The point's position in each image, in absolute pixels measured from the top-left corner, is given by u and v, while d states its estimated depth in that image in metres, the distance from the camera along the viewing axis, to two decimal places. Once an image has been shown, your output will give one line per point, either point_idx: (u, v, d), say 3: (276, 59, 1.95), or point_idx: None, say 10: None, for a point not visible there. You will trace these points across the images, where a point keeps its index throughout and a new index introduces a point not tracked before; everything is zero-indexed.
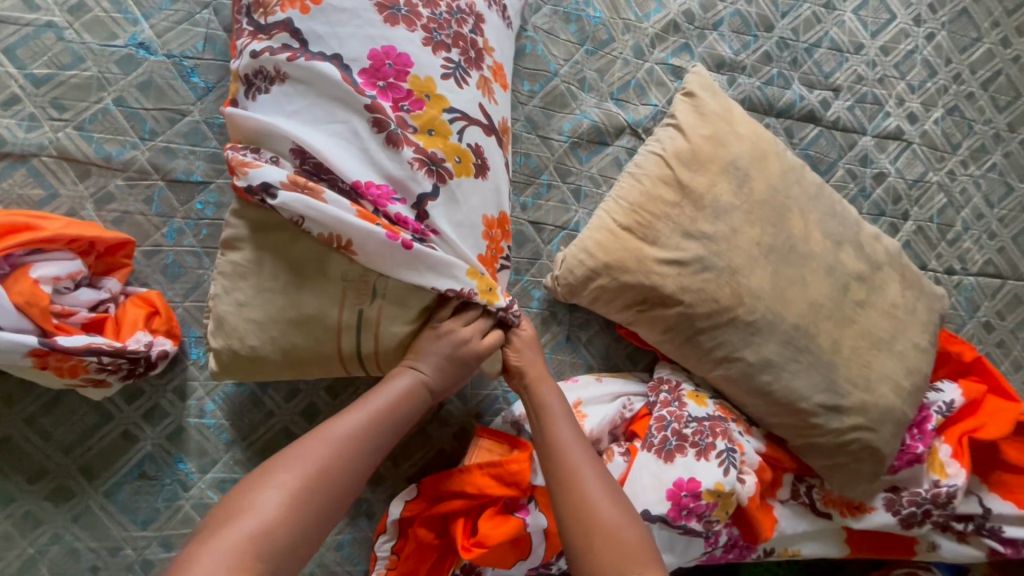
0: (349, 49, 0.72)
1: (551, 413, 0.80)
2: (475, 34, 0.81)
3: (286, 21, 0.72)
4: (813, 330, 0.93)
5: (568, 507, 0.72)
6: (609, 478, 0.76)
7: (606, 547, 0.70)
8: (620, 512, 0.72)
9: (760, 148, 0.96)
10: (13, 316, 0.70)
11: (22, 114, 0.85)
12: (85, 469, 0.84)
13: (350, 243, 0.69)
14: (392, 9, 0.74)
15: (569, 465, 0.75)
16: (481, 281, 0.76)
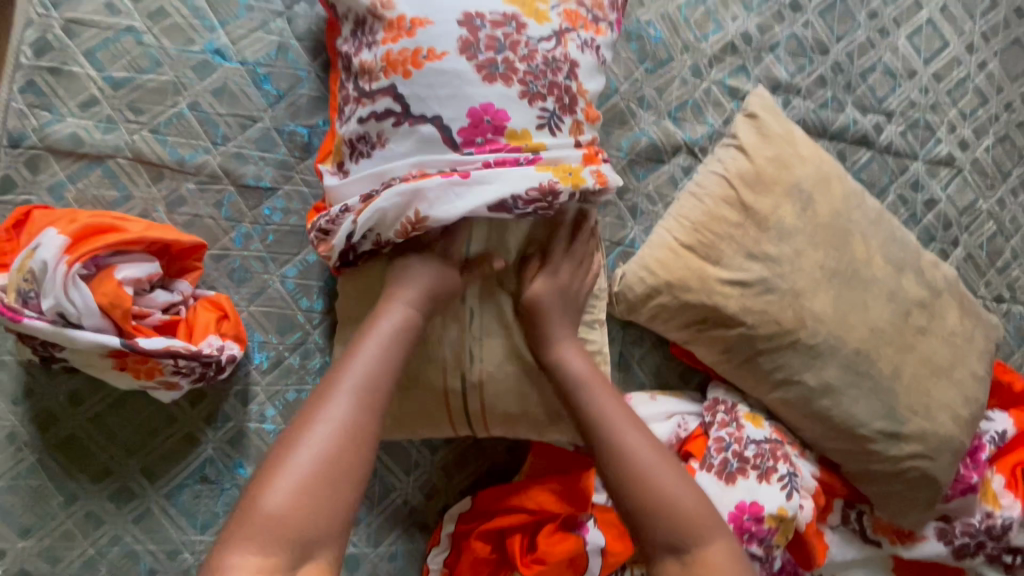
0: (446, 111, 0.74)
1: (572, 373, 0.77)
2: (570, 80, 0.79)
3: (389, 86, 0.75)
4: (874, 356, 0.93)
5: (619, 471, 0.69)
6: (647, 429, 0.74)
7: (653, 500, 0.67)
8: (671, 474, 0.68)
9: (823, 172, 0.97)
10: (98, 317, 0.70)
11: (100, 115, 0.87)
12: (148, 470, 0.84)
13: (421, 212, 0.72)
14: (490, 68, 0.75)
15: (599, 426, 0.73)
16: (554, 171, 0.75)
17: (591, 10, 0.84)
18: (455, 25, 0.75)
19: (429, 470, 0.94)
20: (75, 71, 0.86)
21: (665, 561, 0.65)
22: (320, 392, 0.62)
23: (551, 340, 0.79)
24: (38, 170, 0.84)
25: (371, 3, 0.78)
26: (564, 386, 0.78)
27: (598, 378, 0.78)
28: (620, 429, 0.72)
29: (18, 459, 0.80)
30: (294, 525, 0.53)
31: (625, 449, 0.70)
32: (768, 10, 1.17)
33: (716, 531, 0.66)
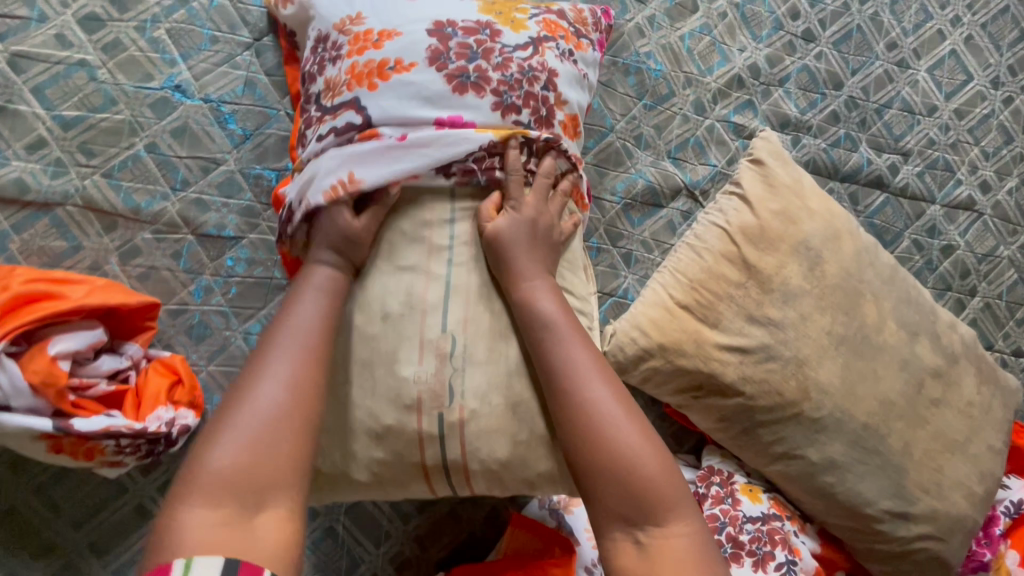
0: (410, 118, 0.66)
1: (541, 323, 0.66)
2: (548, 90, 0.71)
3: (352, 98, 0.68)
4: (883, 431, 0.86)
5: (580, 441, 0.62)
6: (616, 393, 0.65)
7: (612, 475, 0.60)
8: (637, 443, 0.62)
9: (834, 227, 0.89)
10: (28, 398, 0.65)
11: (48, 158, 0.80)
12: (96, 544, 0.78)
13: (355, 175, 0.65)
14: (460, 77, 0.68)
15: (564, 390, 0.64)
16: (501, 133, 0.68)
17: (570, 25, 0.79)
18: (425, 35, 0.69)
19: (401, 540, 0.88)
20: (22, 110, 0.80)
21: (617, 535, 0.60)
22: (259, 352, 0.58)
23: (519, 279, 0.67)
24: None
25: (339, 22, 0.73)
26: (529, 334, 0.66)
27: (573, 330, 0.67)
28: (588, 397, 0.63)
29: None
30: (249, 476, 0.50)
31: (587, 414, 0.63)
32: (779, 40, 1.08)
33: (677, 511, 0.59)
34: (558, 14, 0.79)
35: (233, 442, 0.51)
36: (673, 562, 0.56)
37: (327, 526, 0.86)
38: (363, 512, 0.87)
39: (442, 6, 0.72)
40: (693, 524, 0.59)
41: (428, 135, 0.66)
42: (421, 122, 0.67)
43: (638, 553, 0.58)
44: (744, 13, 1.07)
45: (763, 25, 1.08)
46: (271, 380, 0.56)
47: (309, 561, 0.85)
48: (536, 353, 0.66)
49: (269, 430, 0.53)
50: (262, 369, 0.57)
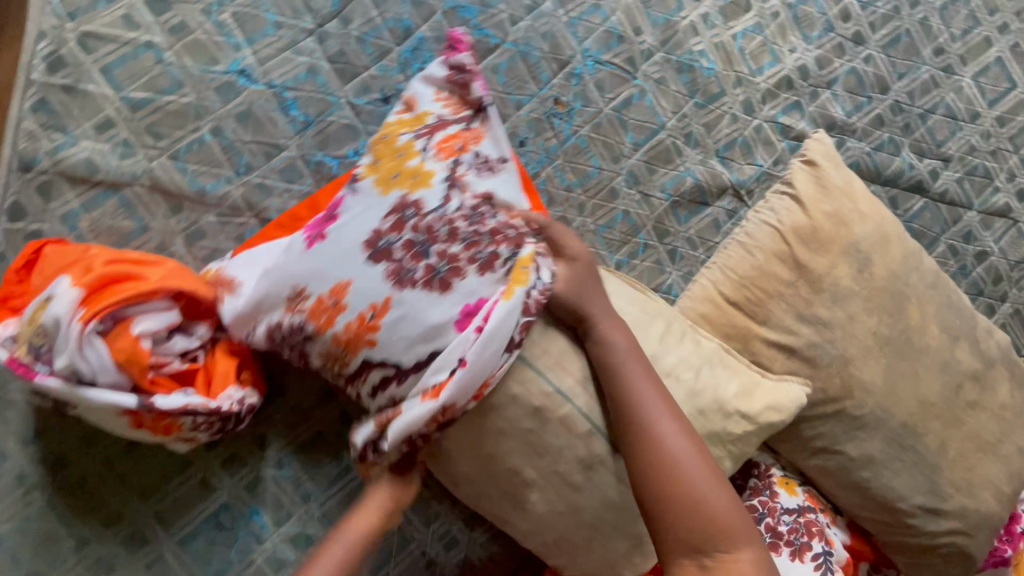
0: (431, 338, 0.69)
1: (616, 359, 0.72)
2: (497, 198, 0.75)
3: (365, 361, 0.70)
4: (921, 431, 0.89)
5: (655, 480, 0.68)
6: (687, 432, 0.71)
7: (685, 509, 0.67)
8: (706, 480, 0.69)
9: (883, 230, 0.91)
10: (114, 375, 0.66)
11: (116, 139, 0.81)
12: (162, 515, 0.81)
13: (443, 405, 0.68)
14: (434, 267, 0.69)
15: (642, 419, 0.70)
16: (519, 281, 0.70)
17: (451, 114, 0.78)
18: (371, 266, 0.70)
19: (450, 520, 0.91)
20: (90, 90, 0.80)
21: (683, 560, 0.67)
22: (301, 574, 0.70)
23: (592, 322, 0.73)
24: (50, 197, 0.79)
25: (278, 312, 0.72)
26: (603, 369, 0.72)
27: (645, 368, 0.73)
28: (661, 430, 0.70)
29: (29, 501, 0.77)
30: None
31: (660, 444, 0.69)
32: (829, 42, 1.09)
33: (742, 540, 0.67)
34: (439, 119, 0.77)
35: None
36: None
37: None
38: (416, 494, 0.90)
39: (354, 226, 0.72)
40: (755, 550, 0.67)
41: (479, 344, 0.67)
42: (456, 339, 0.68)
43: (702, 575, 0.66)
44: (796, 14, 1.08)
45: (814, 26, 1.08)
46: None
47: None
48: (611, 386, 0.72)
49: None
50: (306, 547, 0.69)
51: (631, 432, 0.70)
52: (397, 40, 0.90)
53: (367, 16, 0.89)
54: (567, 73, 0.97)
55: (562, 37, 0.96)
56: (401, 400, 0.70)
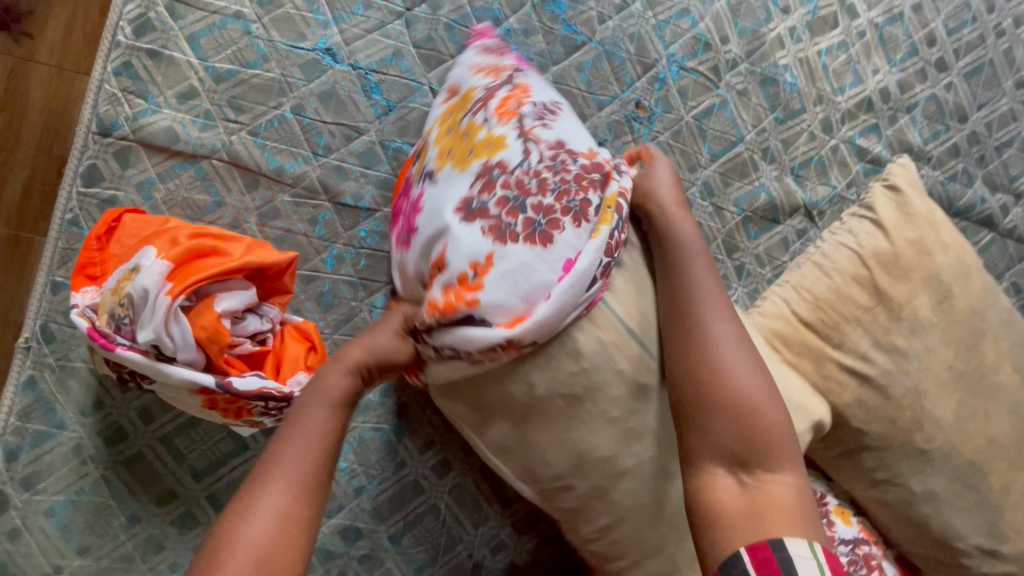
0: (535, 293, 0.62)
1: (683, 255, 0.71)
2: (576, 154, 0.68)
3: (462, 313, 0.61)
4: (987, 470, 0.87)
5: (708, 381, 0.64)
6: (747, 344, 0.67)
7: (732, 415, 0.62)
8: (760, 390, 0.64)
9: (965, 263, 0.89)
10: (194, 352, 0.64)
11: (198, 110, 0.79)
12: (215, 497, 0.79)
13: (514, 338, 0.61)
14: (534, 225, 0.63)
15: (698, 320, 0.67)
16: (603, 221, 0.65)
17: (506, 88, 0.72)
18: (465, 225, 0.63)
19: (498, 524, 0.89)
20: (176, 57, 0.78)
21: (720, 473, 0.61)
22: (272, 458, 0.56)
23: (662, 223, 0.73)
24: (127, 164, 0.77)
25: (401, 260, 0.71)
26: (668, 271, 0.71)
27: (713, 279, 0.71)
28: (720, 332, 0.67)
29: (83, 473, 0.76)
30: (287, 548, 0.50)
31: (717, 347, 0.66)
32: (912, 66, 1.07)
33: (788, 464, 0.61)
34: (489, 95, 0.71)
35: (269, 518, 0.51)
36: (775, 506, 0.57)
37: (430, 503, 0.87)
38: (466, 494, 0.88)
39: (440, 190, 0.66)
40: (800, 482, 0.61)
41: (570, 284, 0.62)
42: (557, 288, 0.62)
43: (739, 492, 0.59)
44: (882, 34, 1.05)
45: (899, 49, 1.06)
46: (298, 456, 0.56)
47: (411, 536, 0.86)
48: (672, 286, 0.70)
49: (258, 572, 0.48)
50: (298, 430, 0.58)
51: (687, 327, 0.67)
52: None
53: (456, 4, 0.87)
54: (650, 77, 0.95)
55: (649, 40, 0.95)
56: (484, 328, 0.61)
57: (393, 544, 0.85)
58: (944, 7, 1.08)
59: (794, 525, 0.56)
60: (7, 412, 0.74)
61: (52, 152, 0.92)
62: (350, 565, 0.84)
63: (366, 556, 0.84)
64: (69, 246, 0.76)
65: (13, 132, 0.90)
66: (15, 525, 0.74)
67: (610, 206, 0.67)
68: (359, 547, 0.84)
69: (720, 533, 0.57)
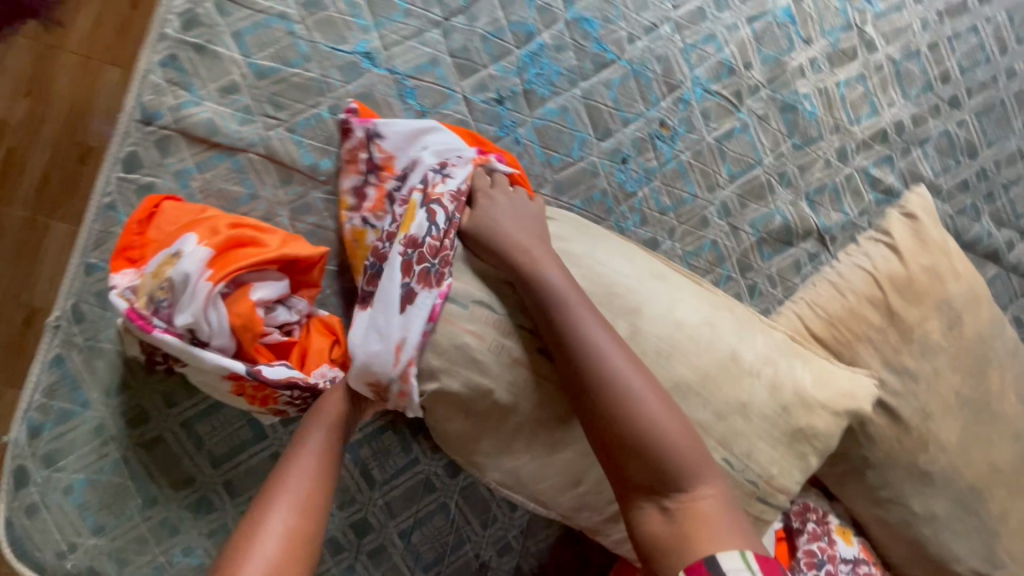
0: (388, 320, 0.65)
1: (553, 291, 0.65)
2: (422, 182, 0.73)
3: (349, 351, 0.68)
4: (987, 495, 0.89)
5: (597, 431, 0.62)
6: (636, 372, 0.62)
7: (636, 455, 0.60)
8: (659, 421, 0.60)
9: (975, 291, 0.92)
10: (227, 338, 0.66)
11: (238, 104, 0.81)
12: (231, 484, 0.80)
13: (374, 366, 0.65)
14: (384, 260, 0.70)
15: (576, 364, 0.62)
16: (405, 225, 0.69)
17: (383, 154, 0.80)
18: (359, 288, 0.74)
19: (506, 526, 0.90)
20: (221, 52, 0.81)
21: (644, 506, 0.60)
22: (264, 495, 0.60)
23: (518, 255, 0.66)
24: (167, 152, 0.79)
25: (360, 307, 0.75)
26: (542, 306, 0.65)
27: (583, 301, 0.65)
28: (614, 364, 0.62)
29: (103, 453, 0.76)
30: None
31: (610, 389, 0.61)
32: (926, 101, 1.10)
33: (705, 479, 0.60)
34: (375, 171, 0.80)
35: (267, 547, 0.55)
36: (704, 528, 0.57)
37: (440, 502, 0.88)
38: (476, 495, 0.89)
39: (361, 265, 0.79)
40: (725, 492, 0.61)
41: (399, 296, 0.66)
42: (403, 311, 0.65)
43: (665, 520, 0.59)
44: (899, 69, 1.09)
45: (914, 84, 1.10)
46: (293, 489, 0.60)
47: (419, 534, 0.87)
48: (550, 322, 0.64)
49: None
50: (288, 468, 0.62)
51: (572, 369, 0.63)
52: (519, 43, 0.91)
53: (493, 16, 0.90)
54: (675, 98, 0.98)
55: (675, 62, 0.98)
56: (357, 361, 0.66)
57: (401, 540, 0.86)
58: (959, 46, 1.12)
59: (722, 539, 0.56)
60: (33, 388, 0.75)
61: (74, 138, 0.95)
62: (359, 560, 0.85)
63: (374, 551, 0.85)
64: (105, 229, 0.78)
65: (45, 118, 0.93)
66: (33, 500, 0.74)
67: (421, 207, 0.69)
68: (368, 541, 0.85)
69: (659, 563, 0.57)
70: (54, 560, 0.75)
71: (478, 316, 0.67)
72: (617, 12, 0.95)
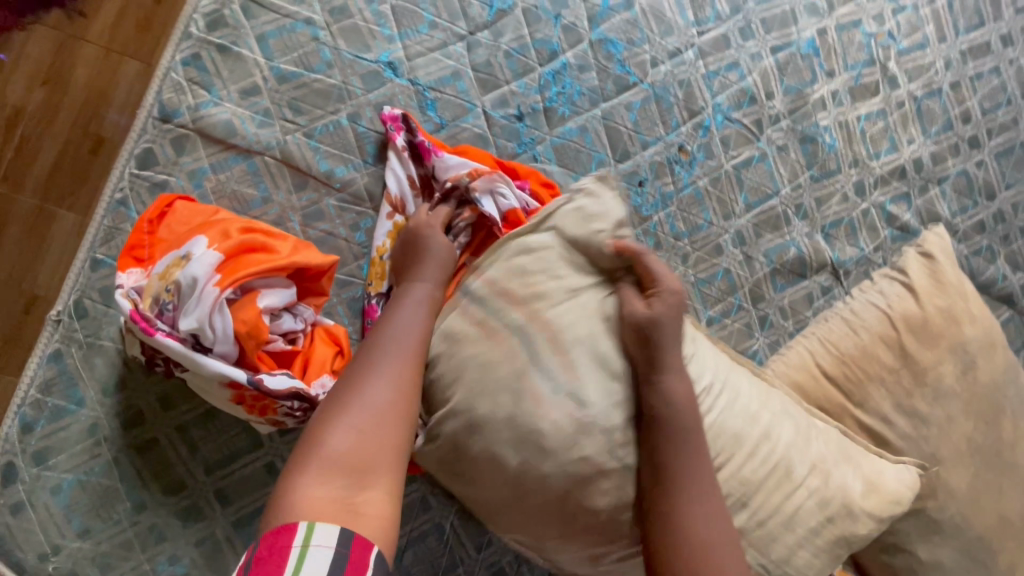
0: None
1: (675, 420, 0.65)
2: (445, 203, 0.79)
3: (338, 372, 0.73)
4: (996, 547, 0.86)
5: (672, 553, 0.62)
6: (723, 515, 0.64)
7: None
8: (733, 561, 0.62)
9: (991, 336, 0.90)
10: (230, 345, 0.64)
11: (258, 107, 0.81)
12: (223, 493, 0.77)
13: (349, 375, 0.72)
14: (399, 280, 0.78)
15: (674, 490, 0.64)
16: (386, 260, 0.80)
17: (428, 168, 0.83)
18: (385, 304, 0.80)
19: (501, 550, 0.88)
20: (243, 54, 0.80)
21: None
22: (362, 362, 0.61)
23: (659, 374, 0.66)
24: (183, 151, 0.78)
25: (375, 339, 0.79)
26: (660, 434, 0.65)
27: (699, 441, 0.66)
28: (707, 517, 0.63)
29: (95, 454, 0.74)
30: (358, 459, 0.54)
31: (695, 527, 0.63)
32: (945, 140, 1.10)
33: None
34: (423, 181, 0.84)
35: (361, 410, 0.57)
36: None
37: (435, 521, 0.86)
38: (472, 517, 0.87)
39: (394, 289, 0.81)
40: None
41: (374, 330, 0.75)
42: None
43: None
44: (920, 107, 1.08)
45: (935, 122, 1.09)
46: (387, 362, 0.61)
47: (412, 554, 0.84)
48: (660, 452, 0.64)
49: (351, 470, 0.53)
50: (383, 341, 0.63)
51: (666, 498, 0.64)
52: (542, 61, 0.91)
53: (518, 33, 0.90)
54: (695, 123, 0.97)
55: (697, 88, 0.97)
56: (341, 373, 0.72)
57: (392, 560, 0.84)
58: (981, 87, 1.11)
59: None
60: (29, 383, 0.74)
61: (88, 130, 0.93)
62: None
63: None
64: (114, 224, 0.77)
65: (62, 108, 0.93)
66: (20, 499, 0.72)
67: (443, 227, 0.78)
68: None
69: None
70: (36, 561, 0.72)
71: (565, 406, 0.64)
72: (642, 35, 0.95)
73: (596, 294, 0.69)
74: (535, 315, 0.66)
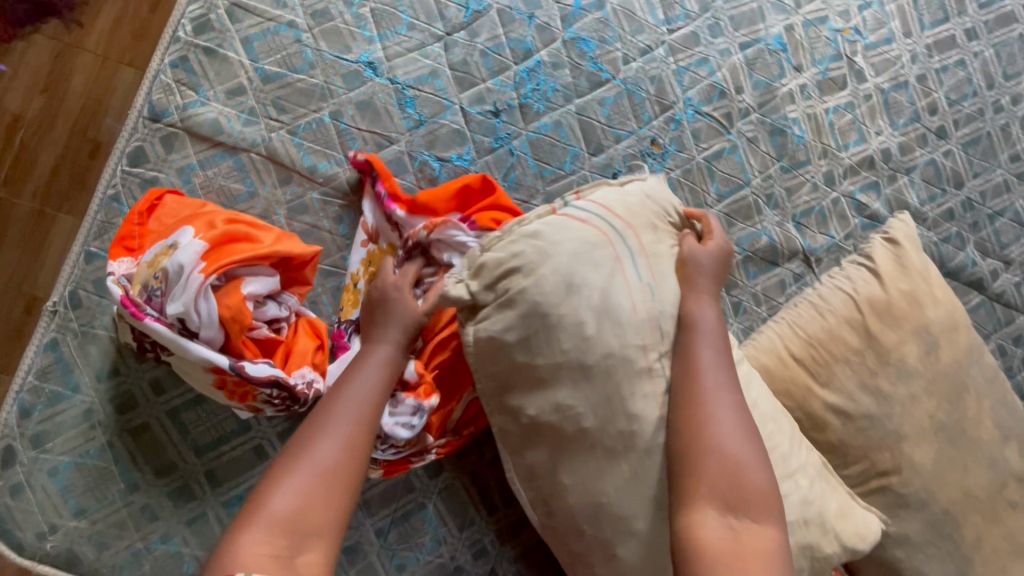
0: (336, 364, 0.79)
1: (700, 325, 0.72)
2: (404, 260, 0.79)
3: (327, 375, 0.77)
4: (961, 521, 0.89)
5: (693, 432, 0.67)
6: (743, 414, 0.68)
7: (720, 470, 0.64)
8: (749, 452, 0.65)
9: (953, 317, 0.93)
10: (215, 330, 0.68)
11: (243, 106, 0.84)
12: (213, 474, 0.81)
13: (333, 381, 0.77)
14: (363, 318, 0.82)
15: (699, 386, 0.69)
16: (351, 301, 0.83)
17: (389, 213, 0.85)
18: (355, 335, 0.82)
19: (484, 529, 0.91)
20: (229, 56, 0.84)
21: (711, 517, 0.62)
22: (317, 421, 0.63)
23: (693, 288, 0.74)
24: (172, 149, 0.82)
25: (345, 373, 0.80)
26: (691, 333, 0.72)
27: (722, 345, 0.73)
28: (727, 407, 0.67)
29: (90, 437, 0.78)
30: (300, 521, 0.56)
31: (717, 417, 0.67)
32: (913, 131, 1.13)
33: (770, 516, 0.63)
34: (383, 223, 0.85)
35: (308, 472, 0.58)
36: (757, 545, 0.61)
37: (419, 502, 0.89)
38: (454, 498, 0.90)
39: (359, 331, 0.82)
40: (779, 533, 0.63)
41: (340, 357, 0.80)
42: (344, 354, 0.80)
43: (728, 535, 0.61)
44: (887, 99, 1.12)
45: (902, 114, 1.13)
46: (344, 424, 0.63)
47: (396, 533, 0.88)
48: (691, 348, 0.71)
49: (289, 532, 0.55)
50: (343, 400, 0.65)
51: (696, 385, 0.69)
52: (517, 59, 0.95)
53: (493, 33, 0.94)
54: (667, 117, 1.01)
55: (668, 83, 1.01)
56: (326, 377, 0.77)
57: (378, 539, 0.87)
58: (947, 80, 1.15)
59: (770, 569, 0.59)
60: (27, 370, 0.78)
61: (87, 135, 0.98)
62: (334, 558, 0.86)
63: (351, 547, 0.86)
64: (108, 219, 0.81)
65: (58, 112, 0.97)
66: (19, 480, 0.76)
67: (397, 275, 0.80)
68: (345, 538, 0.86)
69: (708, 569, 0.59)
70: (34, 540, 0.76)
71: (643, 290, 0.72)
72: (613, 34, 0.99)
73: (669, 238, 0.78)
74: (625, 219, 0.75)
